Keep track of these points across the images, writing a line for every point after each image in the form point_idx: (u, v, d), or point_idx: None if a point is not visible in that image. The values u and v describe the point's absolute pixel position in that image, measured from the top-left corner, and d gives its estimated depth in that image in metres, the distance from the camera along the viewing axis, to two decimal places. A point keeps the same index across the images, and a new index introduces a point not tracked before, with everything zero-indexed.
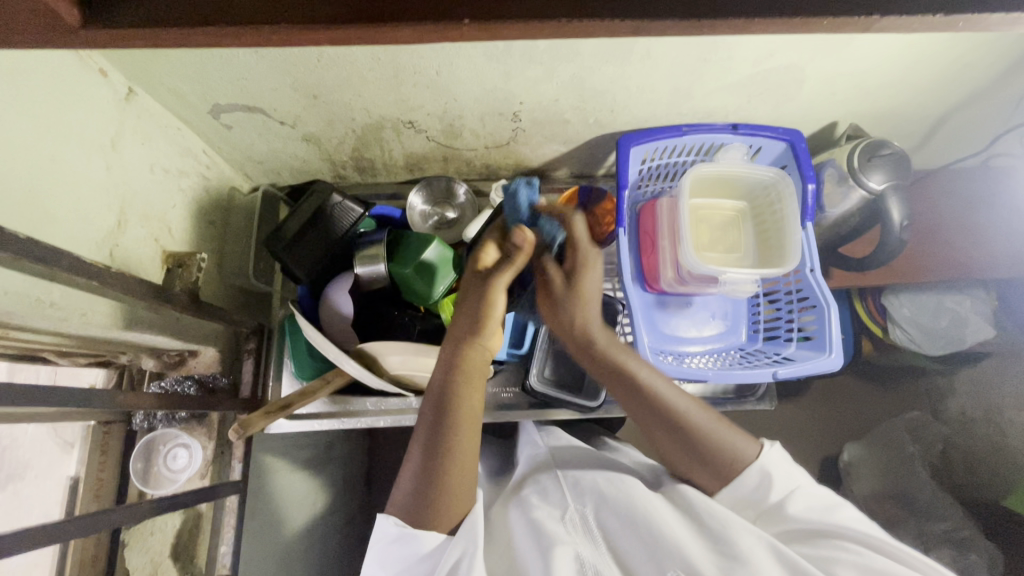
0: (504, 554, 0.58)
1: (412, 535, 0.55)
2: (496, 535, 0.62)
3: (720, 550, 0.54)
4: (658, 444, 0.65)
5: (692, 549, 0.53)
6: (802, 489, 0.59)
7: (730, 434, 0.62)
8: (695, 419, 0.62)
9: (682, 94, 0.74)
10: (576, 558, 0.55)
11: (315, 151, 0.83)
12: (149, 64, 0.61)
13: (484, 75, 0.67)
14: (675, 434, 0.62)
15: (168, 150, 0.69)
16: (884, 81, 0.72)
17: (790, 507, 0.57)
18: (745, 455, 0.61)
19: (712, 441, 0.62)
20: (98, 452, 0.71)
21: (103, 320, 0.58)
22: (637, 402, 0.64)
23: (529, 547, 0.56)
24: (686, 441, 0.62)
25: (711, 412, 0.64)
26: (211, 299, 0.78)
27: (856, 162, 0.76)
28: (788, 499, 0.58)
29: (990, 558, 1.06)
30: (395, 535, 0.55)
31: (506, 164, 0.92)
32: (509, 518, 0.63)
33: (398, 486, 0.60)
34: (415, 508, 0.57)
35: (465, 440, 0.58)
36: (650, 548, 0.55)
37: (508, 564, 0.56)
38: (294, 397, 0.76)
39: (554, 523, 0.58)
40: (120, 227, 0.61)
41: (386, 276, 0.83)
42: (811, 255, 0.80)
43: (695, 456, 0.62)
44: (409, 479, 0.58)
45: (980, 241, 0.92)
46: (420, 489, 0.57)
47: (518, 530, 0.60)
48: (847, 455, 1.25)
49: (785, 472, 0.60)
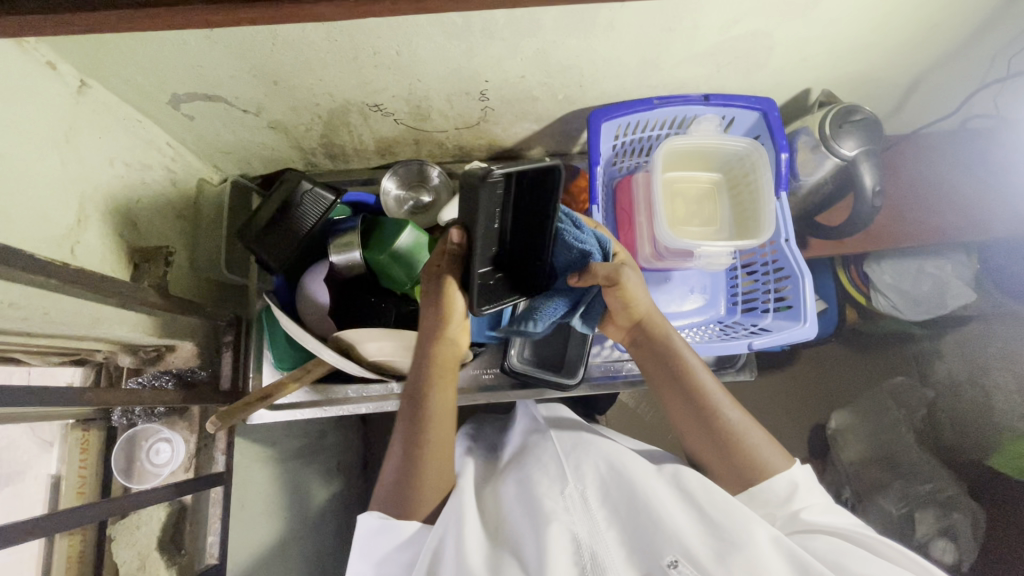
0: (498, 531, 0.59)
1: (392, 525, 0.58)
2: (492, 514, 0.61)
3: (716, 535, 0.53)
4: (688, 442, 0.67)
5: (691, 534, 0.53)
6: (822, 505, 0.59)
7: (766, 445, 0.62)
8: (738, 424, 0.63)
9: (651, 66, 0.73)
10: (572, 540, 0.54)
11: (283, 139, 0.82)
12: (95, 52, 0.58)
13: (447, 54, 0.66)
14: (709, 434, 0.63)
15: (128, 143, 0.68)
16: (854, 44, 0.71)
17: (808, 513, 0.58)
18: (776, 467, 0.61)
19: (745, 446, 0.62)
20: (79, 450, 0.71)
21: (71, 319, 0.57)
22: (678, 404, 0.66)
23: (524, 529, 0.57)
24: (715, 439, 0.63)
25: (747, 414, 0.65)
26: (179, 291, 0.76)
27: (828, 129, 0.74)
28: (806, 508, 0.58)
29: (972, 515, 1.10)
30: (379, 526, 0.59)
31: (479, 145, 0.91)
32: (507, 496, 0.62)
33: (382, 482, 0.63)
34: (398, 499, 0.61)
35: (442, 426, 0.64)
36: (648, 534, 0.54)
37: (507, 541, 0.57)
38: (273, 387, 0.77)
39: (552, 501, 0.58)
40: (81, 225, 0.60)
41: (361, 263, 0.84)
42: (786, 225, 0.80)
43: (726, 461, 0.62)
44: (393, 469, 0.63)
45: (956, 207, 0.92)
46: (403, 479, 0.62)
47: (516, 508, 0.60)
48: (835, 423, 1.26)
49: (811, 488, 0.61)
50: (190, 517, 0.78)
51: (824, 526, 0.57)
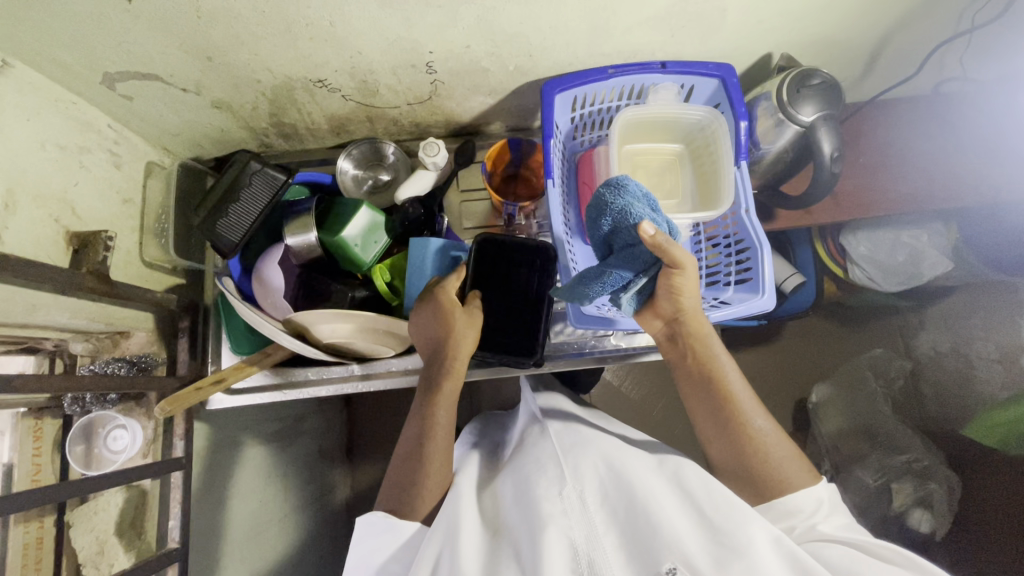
0: (497, 536, 0.59)
1: (396, 522, 0.62)
2: (493, 521, 0.61)
3: (717, 541, 0.52)
4: (706, 441, 0.68)
5: (690, 540, 0.52)
6: (844, 523, 0.60)
7: (789, 462, 0.63)
8: (766, 437, 0.63)
9: (600, 32, 0.70)
10: (570, 546, 0.52)
11: (230, 119, 0.80)
12: (10, 27, 0.56)
13: (383, 24, 0.63)
14: (731, 441, 0.64)
15: (61, 125, 0.66)
16: (811, 3, 0.68)
17: (826, 526, 0.59)
18: (793, 482, 0.61)
19: (767, 459, 0.63)
20: (32, 437, 0.69)
21: (2, 305, 0.58)
22: (707, 406, 0.67)
23: (522, 532, 0.55)
24: (735, 448, 0.64)
25: (775, 424, 0.65)
26: (123, 277, 0.75)
27: (785, 95, 0.73)
28: (822, 520, 0.59)
29: (948, 487, 1.10)
30: (382, 523, 0.62)
31: (436, 121, 0.89)
32: (507, 499, 0.62)
33: (389, 479, 0.68)
34: (404, 500, 0.65)
35: (442, 436, 0.67)
36: (646, 539, 0.53)
37: (505, 545, 0.56)
38: (227, 372, 0.77)
39: (550, 503, 0.56)
40: (9, 210, 0.59)
41: (319, 245, 0.82)
42: (746, 194, 0.77)
43: (744, 471, 0.63)
44: (400, 470, 0.67)
45: (932, 172, 0.90)
46: (407, 481, 0.66)
47: (514, 511, 0.59)
48: (816, 397, 1.24)
49: (832, 504, 0.61)
50: (153, 501, 0.78)
51: (840, 538, 0.57)
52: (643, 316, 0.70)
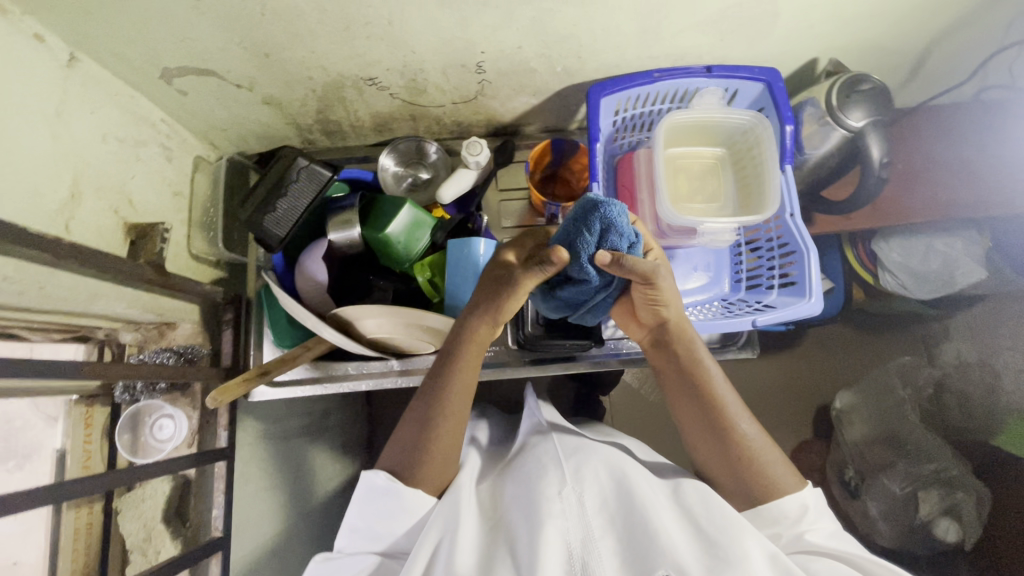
0: (495, 534, 0.58)
1: (399, 489, 0.59)
2: (491, 519, 0.61)
3: (712, 553, 0.51)
4: (695, 448, 0.66)
5: (687, 549, 0.51)
6: (830, 529, 0.59)
7: (779, 466, 0.62)
8: (753, 443, 0.62)
9: (650, 35, 0.71)
10: (565, 547, 0.52)
11: (277, 115, 0.81)
12: (79, 19, 0.57)
13: (440, 24, 0.64)
14: (716, 445, 0.63)
15: (119, 119, 0.67)
16: (863, 10, 0.69)
17: (813, 534, 0.58)
18: (784, 486, 0.60)
19: (756, 465, 0.61)
20: (83, 424, 0.71)
21: (67, 294, 0.59)
22: (693, 410, 0.66)
23: (521, 527, 0.56)
24: (723, 453, 0.63)
25: (762, 431, 0.64)
26: (174, 268, 0.76)
27: (834, 99, 0.73)
28: (810, 529, 0.58)
29: (977, 496, 1.08)
30: (384, 487, 0.59)
31: (477, 121, 0.90)
32: (507, 496, 0.62)
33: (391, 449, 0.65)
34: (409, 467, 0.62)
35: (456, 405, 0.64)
36: (642, 545, 0.52)
37: (502, 545, 0.56)
38: (272, 363, 0.78)
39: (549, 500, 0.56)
40: (74, 199, 0.60)
41: (360, 241, 0.83)
42: (790, 200, 0.77)
43: (733, 476, 0.62)
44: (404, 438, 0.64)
45: (969, 181, 0.89)
46: (410, 450, 0.63)
47: (512, 510, 0.59)
48: (840, 403, 1.23)
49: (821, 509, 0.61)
50: (195, 491, 0.79)
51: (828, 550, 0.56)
52: (627, 321, 0.71)
